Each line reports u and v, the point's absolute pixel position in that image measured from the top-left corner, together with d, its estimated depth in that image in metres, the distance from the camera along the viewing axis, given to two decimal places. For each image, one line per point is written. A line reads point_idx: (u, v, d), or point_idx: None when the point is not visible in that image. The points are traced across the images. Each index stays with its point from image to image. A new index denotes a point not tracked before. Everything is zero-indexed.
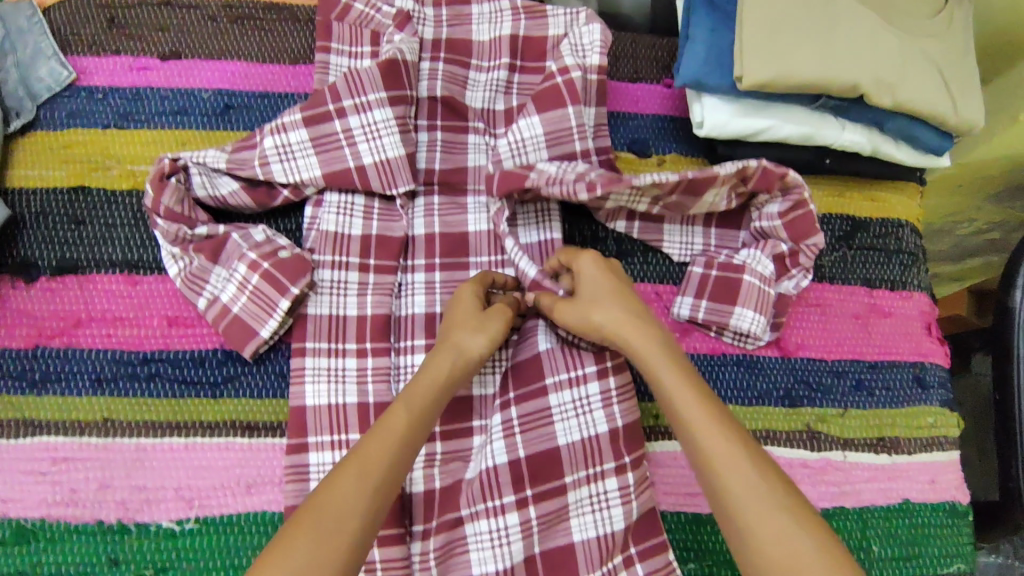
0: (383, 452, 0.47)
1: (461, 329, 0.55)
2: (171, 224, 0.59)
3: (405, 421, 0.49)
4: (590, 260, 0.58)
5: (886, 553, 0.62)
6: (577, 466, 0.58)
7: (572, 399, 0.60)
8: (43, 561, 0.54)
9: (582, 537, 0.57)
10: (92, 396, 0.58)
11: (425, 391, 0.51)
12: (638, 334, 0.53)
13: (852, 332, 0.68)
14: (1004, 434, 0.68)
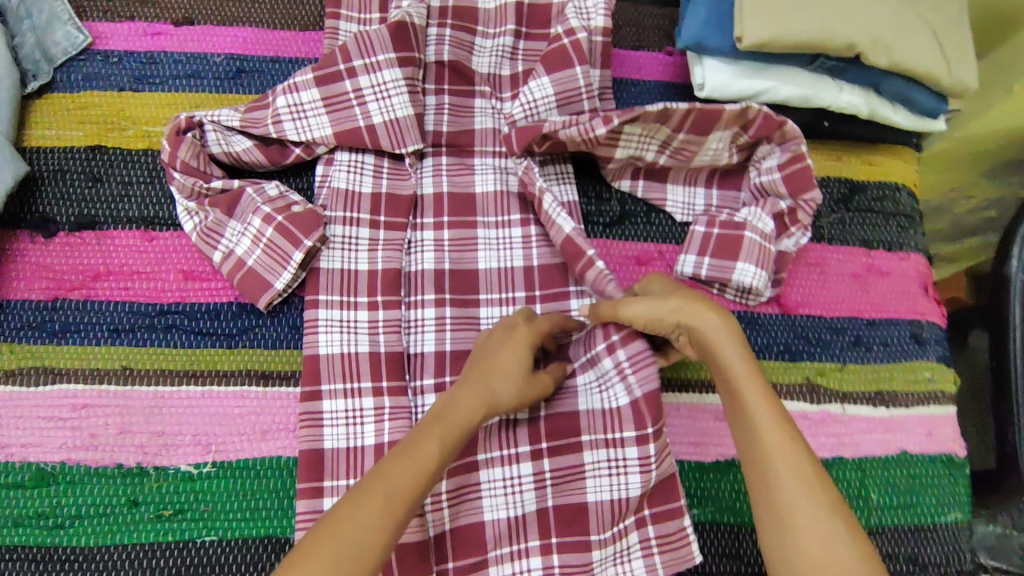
0: (410, 476, 0.45)
1: (504, 376, 0.53)
2: (187, 177, 0.61)
3: (438, 444, 0.47)
4: (657, 279, 0.58)
5: (884, 501, 0.63)
6: (595, 427, 0.59)
7: (595, 376, 0.60)
8: (64, 503, 0.56)
9: (595, 498, 0.58)
10: (112, 346, 0.60)
11: (457, 423, 0.49)
12: (710, 330, 0.53)
13: (852, 289, 0.70)
14: (1001, 397, 0.70)
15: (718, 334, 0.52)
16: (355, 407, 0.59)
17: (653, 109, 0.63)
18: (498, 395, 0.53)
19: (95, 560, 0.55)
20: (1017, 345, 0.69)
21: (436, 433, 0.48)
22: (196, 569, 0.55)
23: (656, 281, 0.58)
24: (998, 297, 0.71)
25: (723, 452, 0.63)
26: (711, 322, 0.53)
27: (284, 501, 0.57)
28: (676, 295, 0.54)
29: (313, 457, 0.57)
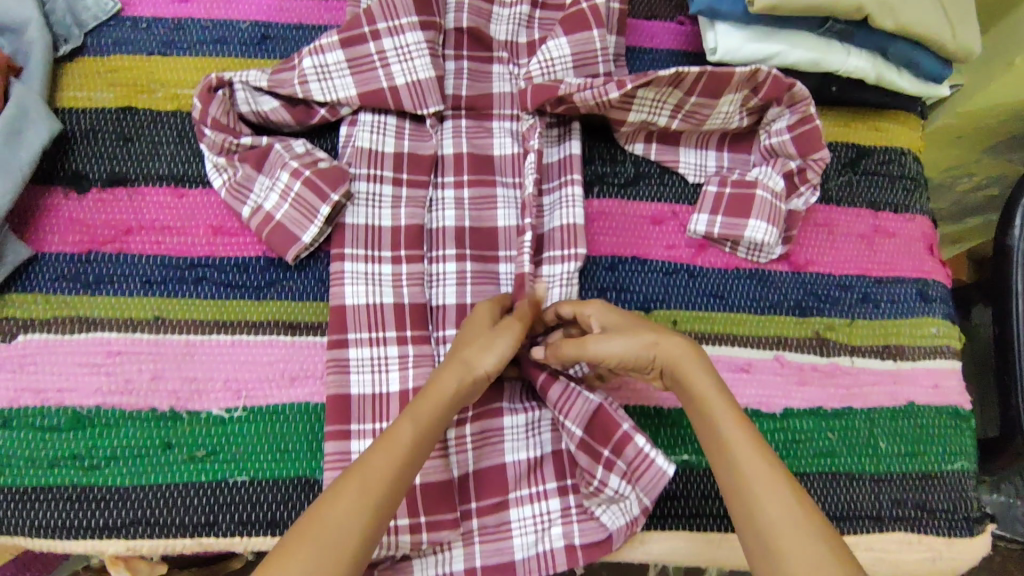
0: (385, 470, 0.47)
1: (477, 346, 0.55)
2: (218, 134, 0.63)
3: (411, 434, 0.50)
4: (602, 304, 0.59)
5: (892, 449, 0.65)
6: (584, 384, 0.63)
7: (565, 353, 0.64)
8: (99, 444, 0.58)
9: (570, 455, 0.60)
10: (144, 297, 0.62)
11: (432, 406, 0.51)
12: (677, 356, 0.53)
13: (860, 249, 0.71)
14: (1003, 365, 0.72)
15: (685, 360, 0.53)
16: (380, 355, 0.61)
17: (665, 74, 0.65)
18: (473, 363, 0.54)
19: (131, 498, 0.57)
20: (1019, 308, 0.71)
21: (408, 418, 0.50)
22: (228, 507, 0.57)
23: (607, 311, 0.58)
24: (1000, 263, 0.73)
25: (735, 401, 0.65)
26: (678, 348, 0.53)
27: (312, 444, 0.59)
28: (643, 329, 0.55)
29: (341, 402, 0.59)
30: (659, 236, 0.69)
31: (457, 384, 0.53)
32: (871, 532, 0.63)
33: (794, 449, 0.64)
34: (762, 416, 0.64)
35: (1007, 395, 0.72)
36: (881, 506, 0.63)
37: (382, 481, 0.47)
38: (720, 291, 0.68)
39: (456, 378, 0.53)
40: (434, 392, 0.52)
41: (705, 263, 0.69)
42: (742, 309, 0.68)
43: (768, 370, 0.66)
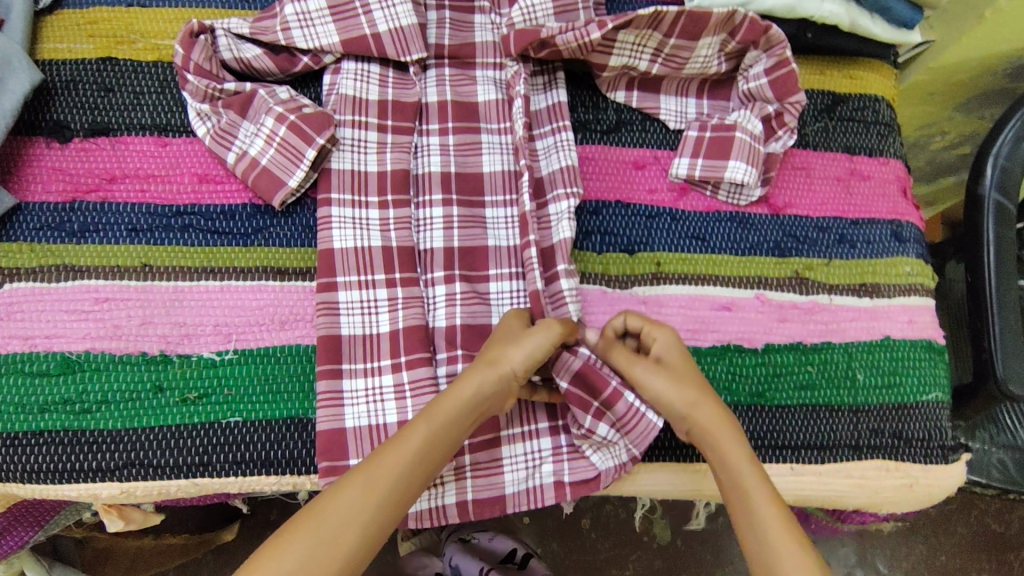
0: (394, 469, 0.50)
1: (504, 345, 0.56)
2: (200, 79, 0.64)
3: (422, 437, 0.51)
4: (671, 335, 0.59)
5: (868, 381, 0.67)
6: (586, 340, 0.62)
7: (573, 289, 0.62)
8: (89, 388, 0.58)
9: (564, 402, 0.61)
10: (130, 245, 0.62)
11: (448, 406, 0.53)
12: (710, 422, 0.55)
13: (836, 191, 0.73)
14: (976, 314, 0.70)
15: (720, 427, 0.54)
16: (370, 297, 0.62)
17: (646, 11, 0.66)
18: (499, 362, 0.55)
19: (125, 441, 0.57)
20: (990, 259, 0.69)
21: (424, 419, 0.52)
22: (222, 448, 0.58)
23: (672, 344, 0.59)
24: (973, 217, 0.71)
25: (717, 337, 0.66)
26: (711, 414, 0.55)
27: (305, 385, 0.60)
28: (689, 381, 0.57)
29: (332, 342, 0.60)
30: (641, 180, 0.71)
31: (479, 386, 0.54)
32: (848, 460, 0.65)
33: (774, 382, 0.66)
34: (744, 351, 0.66)
35: (977, 339, 0.70)
36: (859, 436, 0.65)
37: (384, 488, 0.49)
38: (701, 233, 0.70)
39: (479, 379, 0.54)
40: (456, 392, 0.53)
41: (687, 207, 0.70)
42: (723, 251, 0.69)
43: (749, 308, 0.68)
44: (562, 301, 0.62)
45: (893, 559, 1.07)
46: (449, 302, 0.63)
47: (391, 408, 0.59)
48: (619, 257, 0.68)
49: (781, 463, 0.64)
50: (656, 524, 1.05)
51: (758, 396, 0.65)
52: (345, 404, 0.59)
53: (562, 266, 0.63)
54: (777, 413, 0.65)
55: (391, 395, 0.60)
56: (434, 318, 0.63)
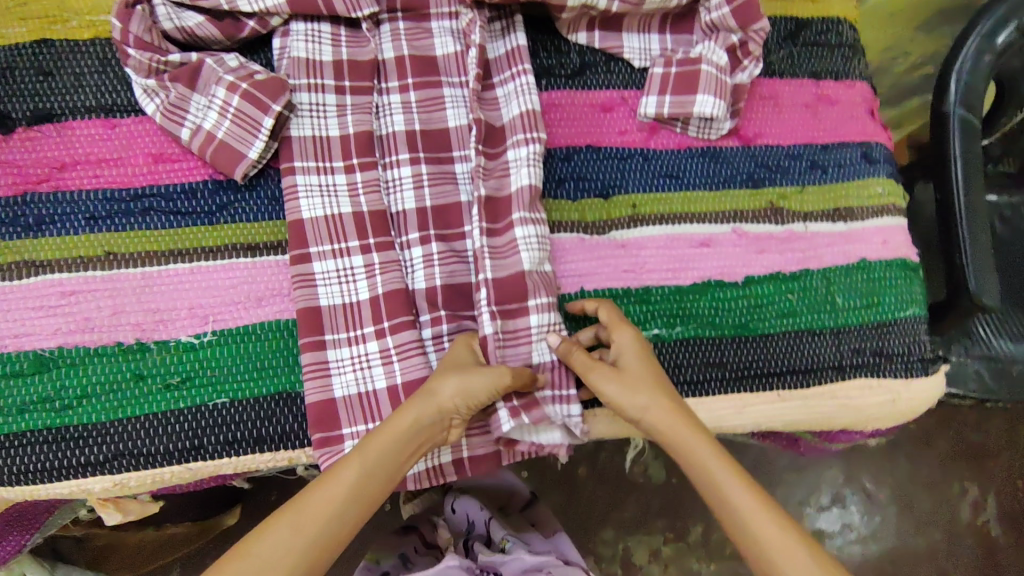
0: (327, 503, 0.50)
1: (441, 375, 0.55)
2: (142, 53, 0.61)
3: (354, 472, 0.51)
4: (629, 332, 0.58)
5: (848, 304, 0.67)
6: (539, 290, 0.61)
7: (537, 234, 0.61)
8: (67, 383, 0.57)
9: (543, 359, 0.60)
10: (90, 234, 0.60)
11: (381, 441, 0.52)
12: (669, 429, 0.55)
13: (805, 117, 0.73)
14: (947, 233, 0.70)
15: (678, 431, 0.55)
16: (346, 265, 0.61)
17: None
18: (432, 396, 0.53)
19: (109, 433, 0.56)
20: (956, 173, 0.69)
21: (358, 454, 0.52)
22: (210, 430, 0.57)
23: (632, 347, 0.58)
24: (939, 133, 0.72)
25: (697, 274, 0.66)
26: (670, 420, 0.55)
27: (288, 359, 0.59)
28: (644, 390, 0.56)
29: (312, 314, 0.59)
30: (609, 123, 0.70)
31: (414, 420, 0.53)
32: (833, 381, 0.66)
33: (756, 313, 0.66)
34: (725, 285, 0.66)
35: (950, 258, 0.70)
36: (842, 357, 0.66)
37: (316, 528, 0.50)
38: (673, 170, 0.69)
39: (415, 413, 0.53)
40: (389, 427, 0.52)
41: (657, 146, 0.70)
42: (696, 187, 0.69)
43: (726, 243, 0.68)
44: (515, 248, 0.61)
45: (879, 475, 1.12)
46: (428, 263, 0.62)
47: (379, 374, 0.59)
48: (595, 203, 0.67)
49: (767, 390, 0.65)
50: (651, 465, 1.07)
51: (742, 327, 0.66)
52: (333, 375, 0.58)
53: (518, 215, 0.62)
54: (761, 342, 0.66)
55: (378, 361, 0.59)
56: (413, 281, 0.62)
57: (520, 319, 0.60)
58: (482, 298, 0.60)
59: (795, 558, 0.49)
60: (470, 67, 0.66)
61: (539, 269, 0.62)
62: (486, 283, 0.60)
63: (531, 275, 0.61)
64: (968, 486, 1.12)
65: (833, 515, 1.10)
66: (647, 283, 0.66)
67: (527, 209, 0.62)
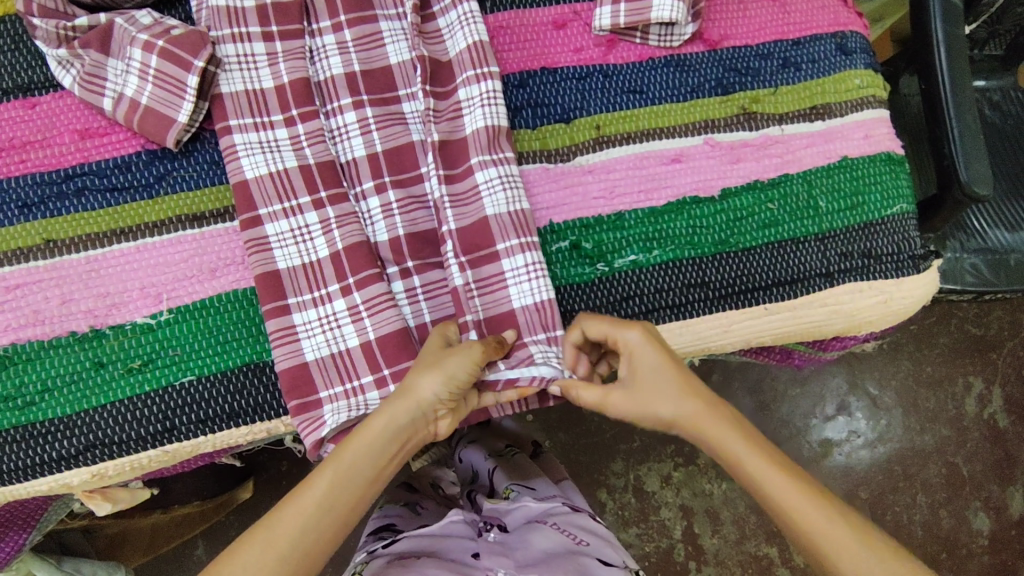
0: (297, 520, 0.48)
1: (421, 367, 0.51)
2: (47, 21, 0.56)
3: (328, 483, 0.49)
4: (641, 339, 0.53)
5: (833, 207, 0.64)
6: (507, 234, 0.57)
7: (499, 175, 0.58)
8: (26, 380, 0.55)
9: (520, 304, 0.57)
10: (26, 222, 0.57)
11: (352, 448, 0.50)
12: (694, 420, 0.51)
13: (773, 13, 0.68)
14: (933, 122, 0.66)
15: (706, 419, 0.50)
16: (300, 224, 0.57)
17: None
18: (413, 392, 0.50)
19: (78, 425, 0.54)
20: (940, 56, 0.65)
21: (331, 468, 0.49)
22: (181, 411, 0.55)
23: (647, 360, 0.52)
24: (918, 14, 0.67)
25: (672, 193, 0.63)
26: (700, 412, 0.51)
27: (253, 330, 0.56)
28: (667, 404, 0.51)
29: (270, 280, 0.56)
30: (563, 40, 0.65)
31: (391, 419, 0.50)
32: (822, 289, 0.63)
33: (735, 227, 0.63)
34: (701, 201, 0.63)
35: (938, 147, 0.66)
36: (829, 263, 0.63)
37: (296, 534, 0.48)
38: (635, 84, 0.65)
39: (391, 412, 0.50)
40: (368, 428, 0.50)
41: (618, 61, 0.65)
42: (663, 100, 0.65)
43: (700, 156, 0.64)
44: (476, 195, 0.58)
45: (882, 379, 1.11)
46: (386, 213, 0.58)
47: (350, 332, 0.56)
48: (557, 128, 0.63)
49: (754, 305, 0.63)
50: None
51: (722, 244, 0.63)
52: (303, 340, 0.56)
53: (475, 159, 0.58)
54: (743, 256, 0.63)
55: (348, 321, 0.56)
56: (374, 233, 0.58)
57: (490, 265, 0.58)
58: (448, 249, 0.57)
59: (846, 548, 0.45)
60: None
61: (505, 211, 0.57)
62: (451, 234, 0.58)
63: (495, 219, 0.57)
64: (972, 380, 1.11)
65: (840, 424, 1.09)
66: (619, 209, 0.62)
67: (485, 151, 0.58)
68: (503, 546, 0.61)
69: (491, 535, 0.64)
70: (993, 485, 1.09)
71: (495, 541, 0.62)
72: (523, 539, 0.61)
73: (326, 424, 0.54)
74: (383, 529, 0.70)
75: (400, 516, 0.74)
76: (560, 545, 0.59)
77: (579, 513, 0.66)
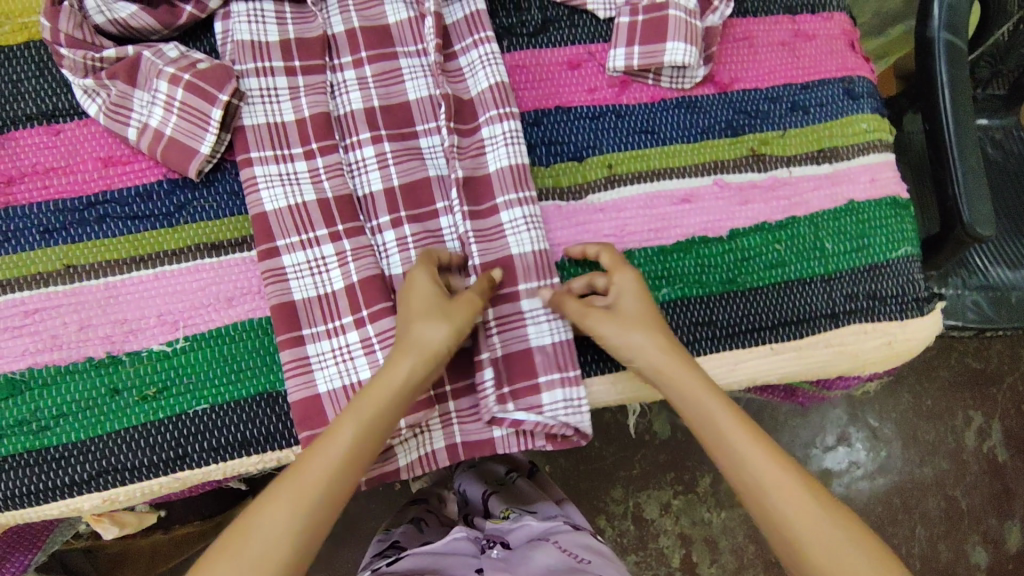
0: (321, 477, 0.48)
1: (426, 316, 0.52)
2: (75, 51, 0.57)
3: (351, 439, 0.49)
4: (633, 281, 0.56)
5: (839, 248, 0.65)
6: (530, 275, 0.59)
7: (523, 215, 0.59)
8: (41, 404, 0.55)
9: (539, 343, 0.58)
10: (45, 247, 0.58)
11: (375, 400, 0.50)
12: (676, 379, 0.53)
13: (781, 56, 0.69)
14: (937, 165, 0.67)
15: (682, 379, 0.53)
16: (316, 256, 0.58)
17: None
18: (427, 340, 0.51)
19: (91, 451, 0.55)
20: (945, 99, 0.66)
21: (353, 420, 0.49)
22: (194, 439, 0.55)
23: (630, 291, 0.56)
24: (922, 57, 0.68)
25: (681, 232, 0.64)
26: (690, 380, 0.53)
27: (267, 359, 0.57)
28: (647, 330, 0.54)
29: (286, 310, 0.57)
30: (578, 80, 0.66)
31: (409, 374, 0.51)
32: (826, 329, 0.64)
33: (743, 266, 0.64)
34: (710, 241, 0.64)
35: (941, 189, 0.67)
36: (834, 304, 0.64)
37: (316, 496, 0.47)
38: (647, 124, 0.66)
39: (410, 363, 0.51)
40: (387, 379, 0.50)
41: (630, 101, 0.67)
42: (674, 140, 0.66)
43: (709, 196, 0.65)
44: (500, 234, 0.60)
45: (883, 411, 1.11)
46: (401, 246, 0.59)
47: (362, 364, 0.57)
48: (569, 166, 0.64)
49: (760, 345, 0.63)
50: (654, 421, 1.07)
51: (729, 283, 0.64)
52: (315, 370, 0.57)
53: (500, 199, 0.60)
54: (750, 296, 0.64)
55: (361, 355, 0.57)
56: (388, 266, 0.59)
57: (511, 304, 0.59)
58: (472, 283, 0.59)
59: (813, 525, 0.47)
60: (429, 35, 0.62)
61: (530, 250, 0.59)
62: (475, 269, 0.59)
63: (518, 259, 0.59)
64: (972, 414, 1.12)
65: (840, 454, 1.10)
66: (629, 247, 0.63)
67: (508, 191, 0.60)
68: (506, 562, 0.62)
69: (494, 552, 0.64)
70: (991, 518, 1.09)
71: (498, 557, 0.63)
72: (527, 556, 0.62)
73: None
74: (388, 548, 0.70)
75: (403, 535, 0.74)
76: (562, 563, 0.59)
77: (582, 532, 0.66)
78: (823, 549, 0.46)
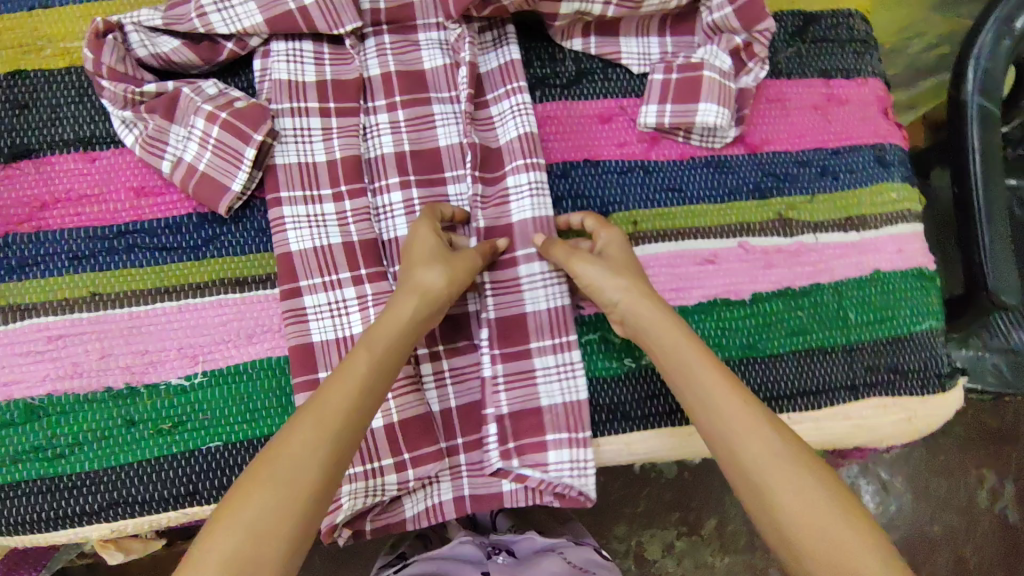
0: (344, 401, 0.47)
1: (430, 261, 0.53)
2: (116, 84, 0.59)
3: (368, 368, 0.49)
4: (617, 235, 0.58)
5: (862, 319, 0.65)
6: (542, 332, 0.60)
7: (541, 271, 0.60)
8: (59, 430, 0.56)
9: (549, 402, 0.59)
10: (73, 274, 0.58)
11: (387, 331, 0.50)
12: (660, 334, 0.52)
13: (813, 120, 0.69)
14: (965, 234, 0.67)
15: (676, 333, 0.52)
16: (337, 298, 0.58)
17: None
18: (431, 281, 0.53)
19: (104, 480, 0.55)
20: (975, 165, 0.65)
21: (365, 347, 0.49)
22: (205, 475, 0.56)
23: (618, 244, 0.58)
24: (954, 122, 0.68)
25: (703, 294, 0.64)
26: (682, 338, 0.51)
27: (282, 400, 0.57)
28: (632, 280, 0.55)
29: (303, 352, 0.57)
30: (609, 134, 0.67)
31: (415, 313, 0.52)
32: (845, 401, 0.63)
33: (763, 332, 0.64)
34: (731, 304, 0.64)
35: (968, 255, 0.67)
36: (854, 376, 0.64)
37: (339, 418, 0.46)
38: (675, 181, 0.66)
39: (416, 302, 0.52)
40: (396, 315, 0.51)
41: (659, 157, 0.67)
42: (701, 199, 0.66)
43: (733, 259, 0.65)
44: (518, 287, 0.60)
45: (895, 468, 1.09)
46: None
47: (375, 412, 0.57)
48: None
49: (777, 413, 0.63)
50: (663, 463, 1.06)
51: (748, 348, 0.63)
52: None
53: (521, 252, 0.61)
54: (769, 363, 0.63)
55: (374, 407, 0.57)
56: None
57: (522, 361, 0.59)
58: (485, 337, 0.59)
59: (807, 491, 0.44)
60: (462, 83, 0.63)
61: (545, 308, 0.60)
62: (490, 322, 0.60)
63: (533, 316, 0.60)
64: (987, 474, 1.09)
65: None
66: None
67: (529, 245, 0.60)
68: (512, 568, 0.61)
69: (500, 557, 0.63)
70: None
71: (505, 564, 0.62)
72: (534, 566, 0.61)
73: (342, 508, 0.56)
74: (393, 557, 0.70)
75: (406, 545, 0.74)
76: None
77: (587, 547, 0.66)
78: (812, 516, 0.43)
